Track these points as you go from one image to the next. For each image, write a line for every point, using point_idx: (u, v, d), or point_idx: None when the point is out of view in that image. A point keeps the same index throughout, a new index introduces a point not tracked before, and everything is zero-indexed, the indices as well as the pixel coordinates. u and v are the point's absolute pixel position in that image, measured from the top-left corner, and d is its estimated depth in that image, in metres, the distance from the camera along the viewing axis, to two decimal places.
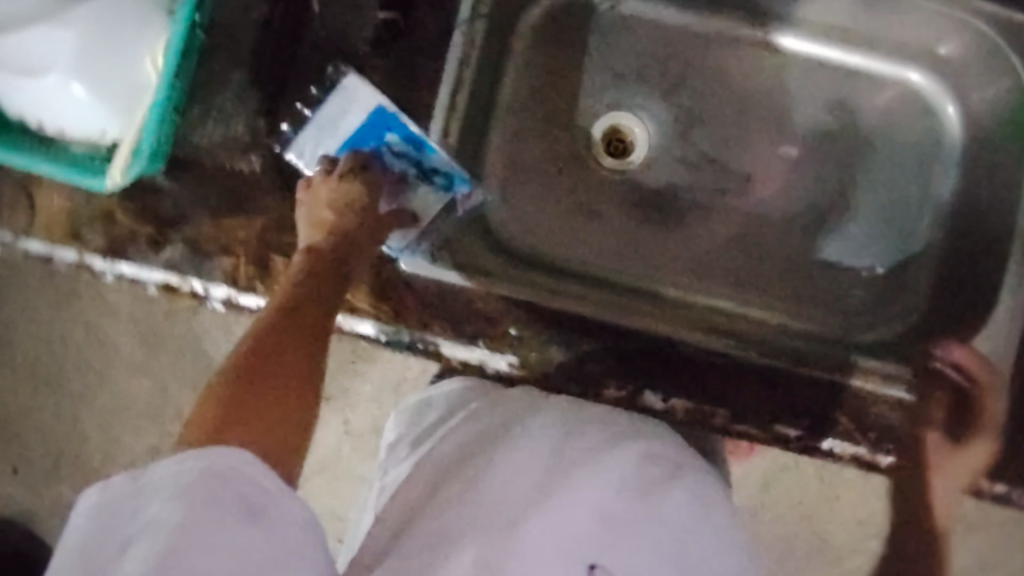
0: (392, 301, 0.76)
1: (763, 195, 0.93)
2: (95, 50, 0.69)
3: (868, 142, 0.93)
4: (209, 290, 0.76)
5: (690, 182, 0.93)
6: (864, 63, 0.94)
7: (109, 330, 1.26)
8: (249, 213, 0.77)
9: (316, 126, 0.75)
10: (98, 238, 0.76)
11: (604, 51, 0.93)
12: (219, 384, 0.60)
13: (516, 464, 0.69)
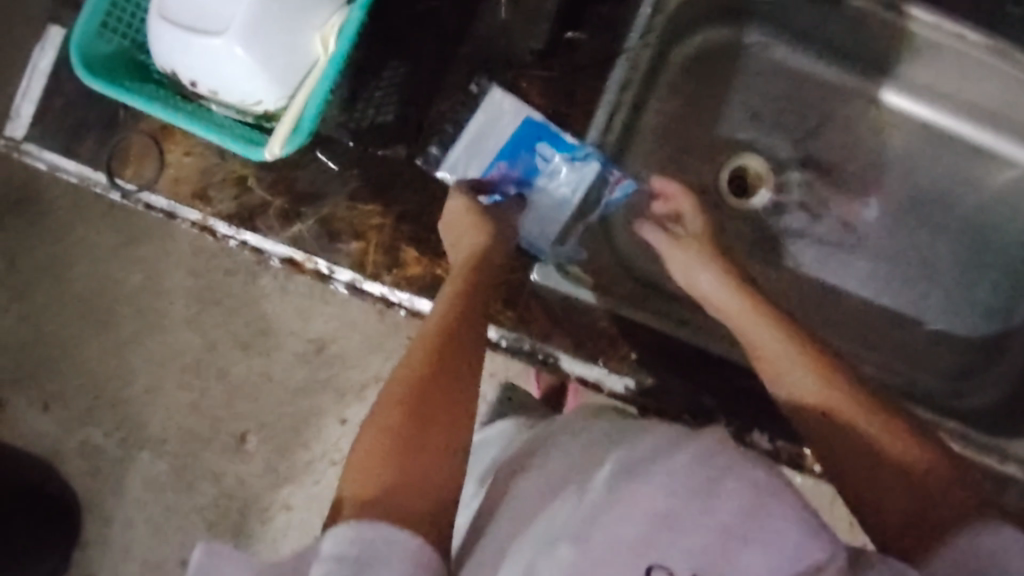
0: (517, 308, 0.73)
1: (875, 260, 0.85)
2: (271, 18, 0.68)
3: (988, 222, 0.84)
4: (334, 272, 0.76)
5: (807, 232, 0.85)
6: (990, 138, 0.84)
7: (167, 280, 1.26)
8: (386, 200, 0.76)
9: (467, 143, 0.74)
10: (227, 202, 0.77)
11: (747, 86, 0.85)
12: (383, 438, 0.53)
13: (546, 503, 0.51)
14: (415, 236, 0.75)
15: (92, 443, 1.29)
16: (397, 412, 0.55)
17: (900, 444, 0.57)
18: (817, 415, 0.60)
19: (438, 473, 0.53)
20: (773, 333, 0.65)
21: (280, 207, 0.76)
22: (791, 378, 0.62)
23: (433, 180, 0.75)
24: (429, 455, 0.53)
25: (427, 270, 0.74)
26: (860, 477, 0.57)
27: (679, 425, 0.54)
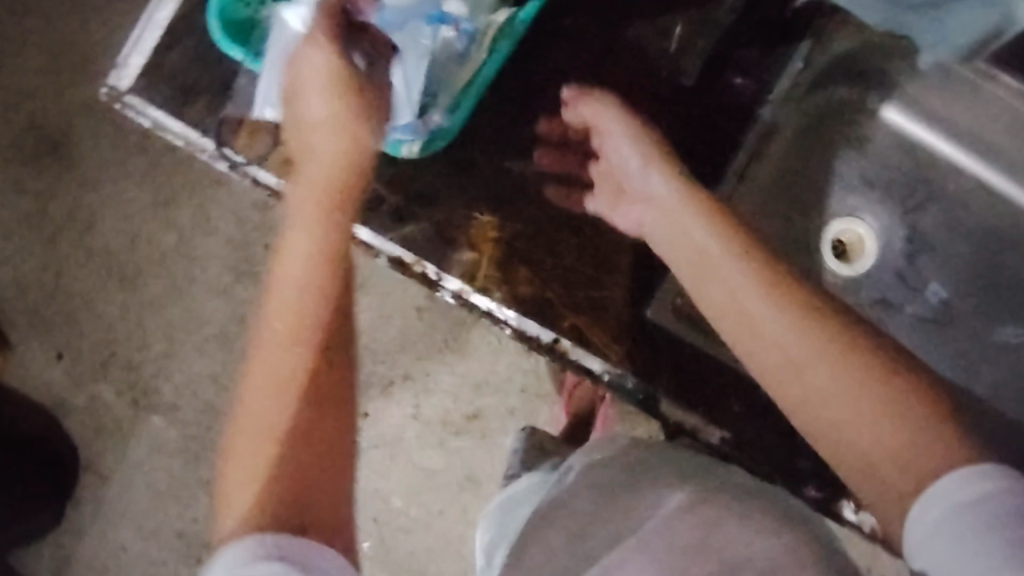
0: (624, 344, 0.73)
1: (967, 338, 0.85)
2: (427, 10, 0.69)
3: None
4: (443, 279, 0.73)
5: (901, 302, 0.87)
6: None
7: (202, 247, 1.20)
8: (504, 214, 0.74)
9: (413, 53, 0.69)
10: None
11: (859, 151, 0.86)
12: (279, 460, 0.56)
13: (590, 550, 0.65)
14: (529, 255, 0.74)
15: (97, 401, 1.22)
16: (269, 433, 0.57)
17: (915, 444, 0.53)
18: (822, 360, 0.57)
19: (328, 493, 0.57)
20: (745, 275, 0.61)
21: (395, 204, 0.74)
22: (795, 346, 0.58)
23: (555, 199, 0.74)
24: (321, 492, 0.56)
25: (540, 293, 0.73)
26: (846, 439, 0.55)
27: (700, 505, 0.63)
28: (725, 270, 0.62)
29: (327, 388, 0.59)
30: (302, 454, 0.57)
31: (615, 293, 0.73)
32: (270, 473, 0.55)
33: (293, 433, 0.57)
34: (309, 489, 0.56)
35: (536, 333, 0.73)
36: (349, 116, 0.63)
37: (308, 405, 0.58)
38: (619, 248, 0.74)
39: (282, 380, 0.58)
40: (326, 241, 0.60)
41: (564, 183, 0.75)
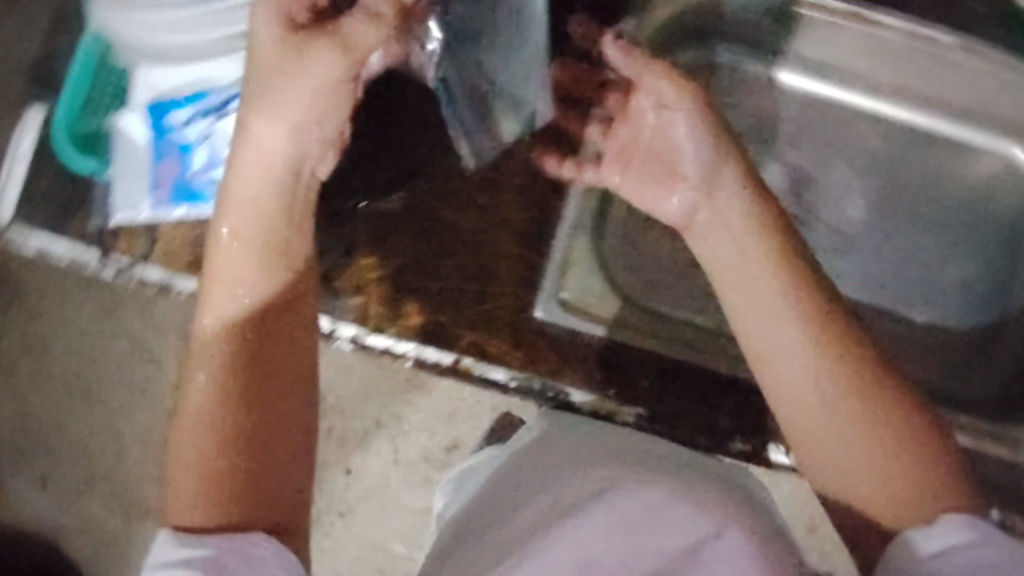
0: (524, 348, 0.74)
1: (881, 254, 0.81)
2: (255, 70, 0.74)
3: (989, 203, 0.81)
4: (336, 329, 0.75)
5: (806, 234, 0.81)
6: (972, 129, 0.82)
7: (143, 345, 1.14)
8: (383, 251, 0.75)
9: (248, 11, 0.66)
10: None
11: (728, 95, 0.83)
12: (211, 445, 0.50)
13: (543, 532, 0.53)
14: (414, 286, 0.75)
15: None
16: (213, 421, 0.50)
17: (898, 472, 0.49)
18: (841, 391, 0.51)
19: (271, 494, 0.50)
20: (808, 325, 0.52)
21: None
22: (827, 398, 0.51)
23: (425, 228, 0.75)
24: (269, 469, 0.51)
25: (431, 320, 0.75)
26: (858, 473, 0.51)
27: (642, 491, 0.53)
28: (727, 249, 0.57)
29: (279, 361, 0.54)
30: (230, 420, 0.50)
31: (505, 303, 0.74)
32: (188, 467, 0.50)
33: (237, 395, 0.51)
34: (256, 509, 0.49)
35: (436, 358, 0.75)
36: (273, 180, 0.56)
37: (261, 359, 0.53)
38: (499, 258, 0.75)
39: (241, 350, 0.53)
40: (274, 293, 0.55)
41: (431, 208, 0.75)
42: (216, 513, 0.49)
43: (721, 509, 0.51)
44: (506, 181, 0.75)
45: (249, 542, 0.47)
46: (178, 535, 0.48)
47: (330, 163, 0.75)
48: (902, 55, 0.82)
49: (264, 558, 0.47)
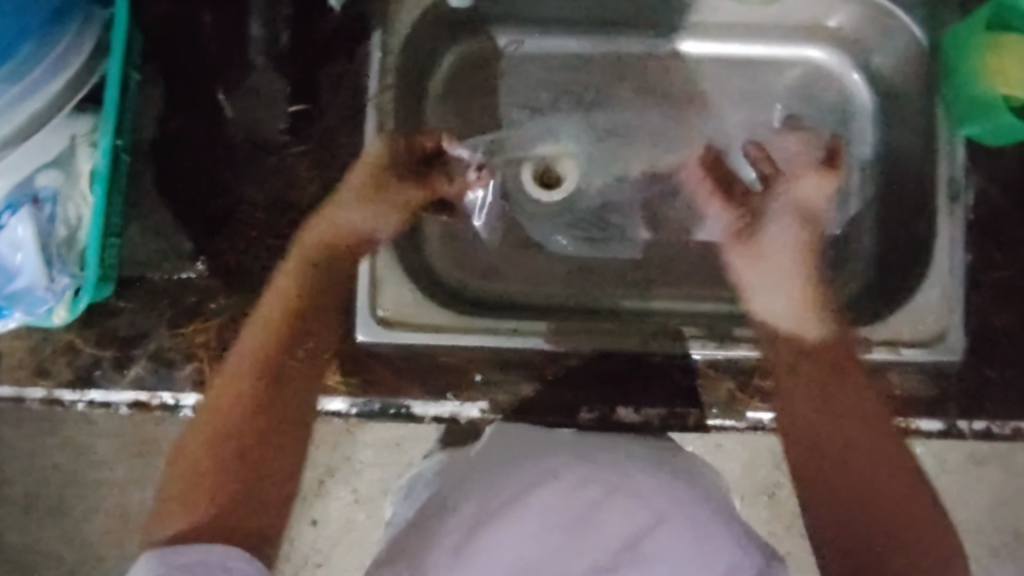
0: (359, 372, 0.73)
1: (700, 192, 0.82)
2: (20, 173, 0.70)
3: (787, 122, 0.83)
4: (179, 400, 0.75)
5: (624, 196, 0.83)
6: (765, 53, 0.84)
7: None
8: (205, 315, 0.76)
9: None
10: (65, 370, 0.76)
11: (512, 86, 0.84)
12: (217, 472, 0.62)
13: (492, 527, 0.55)
14: None
15: None
16: (207, 433, 0.64)
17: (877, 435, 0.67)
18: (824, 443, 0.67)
19: (238, 515, 0.61)
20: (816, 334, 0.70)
21: (120, 356, 0.76)
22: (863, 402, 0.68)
23: (239, 282, 0.76)
24: (249, 515, 0.62)
25: None
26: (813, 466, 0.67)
27: (576, 450, 0.61)
28: (775, 281, 0.74)
29: (270, 425, 0.65)
30: (216, 442, 0.64)
31: None
32: (183, 468, 0.63)
33: (238, 425, 0.64)
34: (228, 515, 0.61)
35: None
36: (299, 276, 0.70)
37: (269, 388, 0.66)
38: None
39: (243, 386, 0.65)
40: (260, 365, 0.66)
41: (238, 261, 0.76)
42: (196, 520, 0.60)
43: (665, 502, 0.56)
44: (303, 214, 0.76)
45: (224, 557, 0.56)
46: (167, 551, 0.55)
47: (134, 243, 0.77)
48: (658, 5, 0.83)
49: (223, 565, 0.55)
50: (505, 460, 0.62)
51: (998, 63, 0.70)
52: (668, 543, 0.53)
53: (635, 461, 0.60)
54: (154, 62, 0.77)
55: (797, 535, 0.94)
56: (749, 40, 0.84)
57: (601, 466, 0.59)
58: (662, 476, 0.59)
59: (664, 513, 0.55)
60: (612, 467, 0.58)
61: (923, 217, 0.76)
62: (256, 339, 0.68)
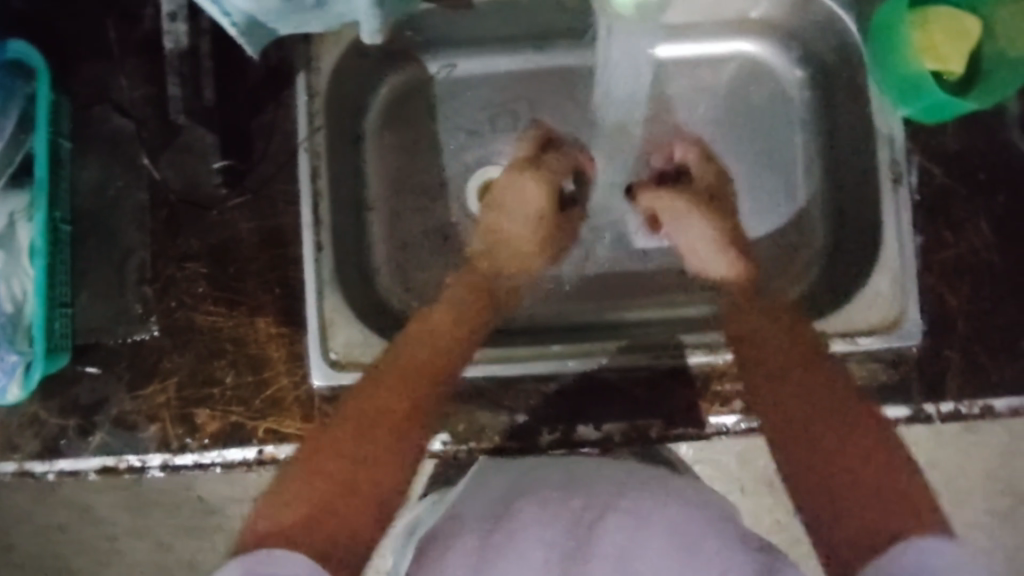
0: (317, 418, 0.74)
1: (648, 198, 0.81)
2: None
3: (728, 119, 0.82)
4: (146, 461, 0.75)
5: (570, 211, 0.81)
6: (699, 50, 0.83)
7: None
8: (162, 375, 0.76)
9: None
10: (33, 442, 0.75)
11: (448, 113, 0.84)
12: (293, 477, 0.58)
13: (502, 536, 0.57)
14: (201, 395, 0.75)
15: None
16: (346, 433, 0.61)
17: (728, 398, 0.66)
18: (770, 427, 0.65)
19: (357, 521, 0.56)
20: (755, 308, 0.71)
21: (83, 422, 0.75)
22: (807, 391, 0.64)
23: (191, 338, 0.76)
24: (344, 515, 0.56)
25: (225, 422, 0.75)
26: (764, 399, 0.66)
27: (597, 467, 0.64)
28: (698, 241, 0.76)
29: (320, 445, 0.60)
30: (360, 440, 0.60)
31: (284, 382, 0.75)
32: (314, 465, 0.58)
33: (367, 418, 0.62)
34: (346, 511, 0.56)
35: (242, 457, 0.75)
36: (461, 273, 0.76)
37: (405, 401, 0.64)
38: (265, 341, 0.75)
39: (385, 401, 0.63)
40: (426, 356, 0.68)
41: (187, 317, 0.76)
42: (317, 512, 0.55)
43: (647, 510, 0.57)
44: (247, 265, 0.76)
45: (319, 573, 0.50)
46: (263, 551, 0.51)
47: (85, 310, 0.77)
48: (584, 15, 0.82)
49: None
50: (496, 501, 0.63)
51: (924, 41, 0.70)
52: (655, 544, 0.55)
53: (639, 483, 0.61)
54: (84, 129, 0.79)
55: (802, 519, 0.93)
56: (682, 42, 0.83)
57: (585, 489, 0.60)
58: (643, 488, 0.60)
59: (648, 520, 0.56)
60: (592, 489, 0.60)
61: (869, 204, 0.73)
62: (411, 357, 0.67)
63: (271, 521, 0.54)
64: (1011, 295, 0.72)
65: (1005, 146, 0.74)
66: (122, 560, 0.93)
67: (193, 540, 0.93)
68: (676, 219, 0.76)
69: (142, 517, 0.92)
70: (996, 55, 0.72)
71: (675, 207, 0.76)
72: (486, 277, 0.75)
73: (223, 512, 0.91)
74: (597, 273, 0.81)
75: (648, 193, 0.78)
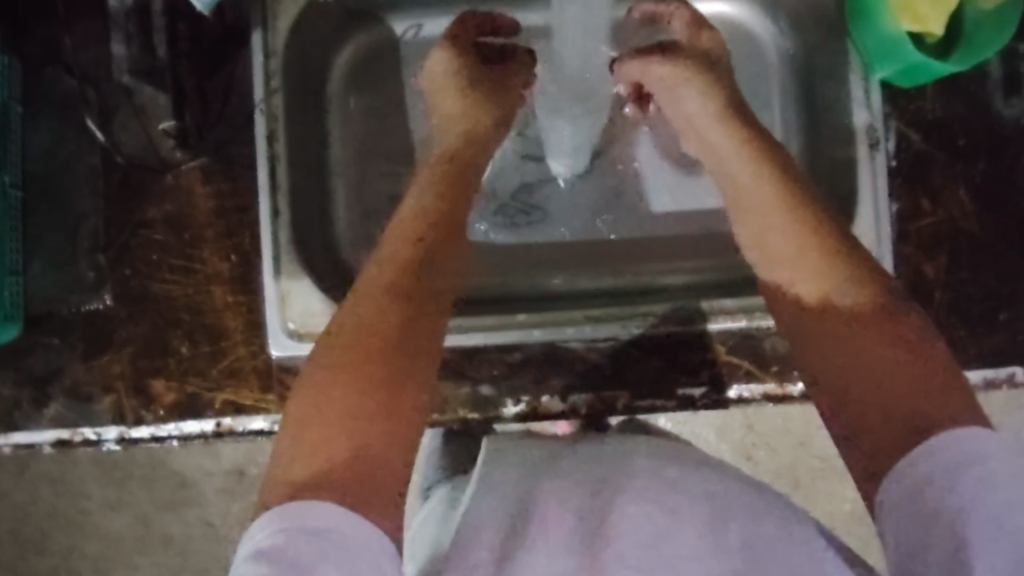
0: (275, 389, 0.73)
1: (622, 163, 0.79)
2: None
3: None
4: (101, 434, 0.73)
5: (541, 175, 0.79)
6: None
7: None
8: (116, 345, 0.73)
9: None
10: None
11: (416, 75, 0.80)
12: (312, 433, 0.51)
13: (520, 511, 0.53)
14: (156, 366, 0.73)
15: None
16: (340, 363, 0.53)
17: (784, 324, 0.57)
18: (784, 326, 0.58)
19: (384, 455, 0.51)
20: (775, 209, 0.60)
21: (36, 394, 0.73)
22: (835, 283, 0.56)
23: (147, 306, 0.74)
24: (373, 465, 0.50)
25: (182, 393, 0.73)
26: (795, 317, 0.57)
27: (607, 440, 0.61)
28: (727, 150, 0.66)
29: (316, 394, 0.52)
30: (361, 368, 0.53)
31: (241, 352, 0.73)
32: (314, 407, 0.52)
33: (354, 355, 0.54)
34: (367, 450, 0.51)
35: (199, 429, 0.73)
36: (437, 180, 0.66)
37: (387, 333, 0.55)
38: (222, 310, 0.73)
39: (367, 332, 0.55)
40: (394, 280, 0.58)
41: (143, 285, 0.74)
42: (341, 458, 0.50)
43: (683, 503, 0.51)
44: (203, 231, 0.74)
45: (352, 527, 0.46)
46: (298, 505, 0.47)
47: (38, 280, 0.75)
48: None
49: (354, 535, 0.46)
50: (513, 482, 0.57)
51: (903, 2, 0.67)
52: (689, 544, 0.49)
53: (647, 457, 0.57)
54: (34, 92, 0.76)
55: (782, 493, 0.89)
56: None
57: (604, 473, 0.55)
58: (674, 471, 0.55)
59: (685, 512, 0.51)
60: (609, 472, 0.55)
61: (846, 169, 0.71)
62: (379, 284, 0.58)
63: (289, 476, 0.49)
64: (992, 265, 0.70)
65: (987, 112, 0.71)
66: (100, 535, 0.88)
67: (171, 513, 0.87)
68: (678, 94, 0.69)
69: (119, 490, 0.86)
70: (980, 16, 0.68)
71: (685, 84, 0.68)
72: (470, 166, 0.68)
73: (201, 486, 0.87)
74: (567, 243, 0.78)
75: (657, 66, 0.69)
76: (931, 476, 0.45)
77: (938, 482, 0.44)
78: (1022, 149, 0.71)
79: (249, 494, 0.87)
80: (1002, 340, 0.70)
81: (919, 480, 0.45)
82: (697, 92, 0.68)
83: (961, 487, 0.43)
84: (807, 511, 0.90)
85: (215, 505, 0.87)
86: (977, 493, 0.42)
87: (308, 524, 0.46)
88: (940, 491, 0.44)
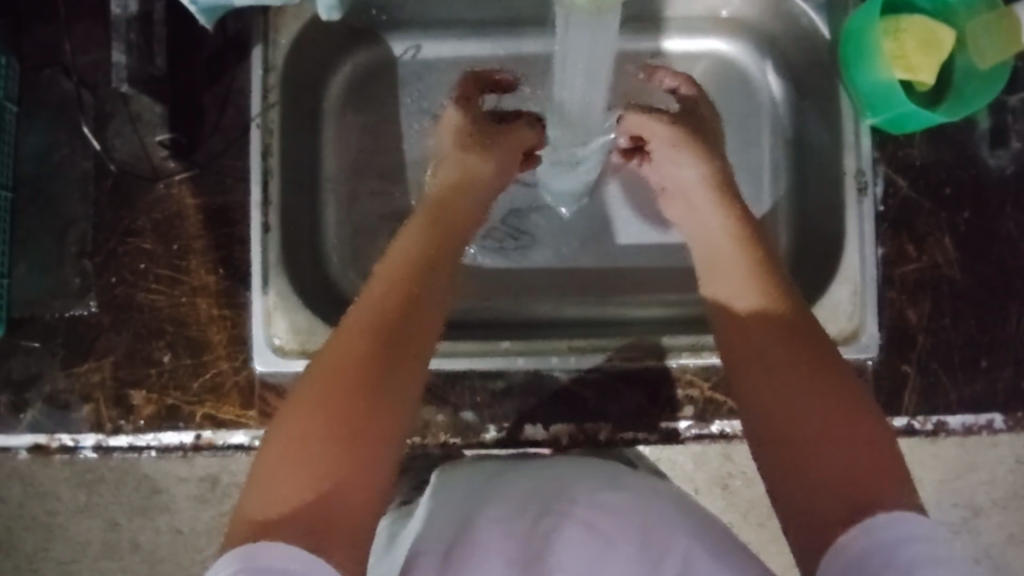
0: (258, 405, 0.72)
1: (614, 194, 0.79)
2: None
3: None
4: (78, 441, 0.72)
5: (532, 202, 0.79)
6: (672, 48, 0.80)
7: None
8: (98, 353, 0.73)
9: None
10: None
11: (415, 96, 0.81)
12: (272, 459, 0.51)
13: (472, 532, 0.57)
14: (137, 376, 0.72)
15: None
16: (307, 394, 0.52)
17: (755, 373, 0.56)
18: (742, 376, 0.57)
19: (344, 486, 0.50)
20: (749, 269, 0.62)
21: (14, 398, 0.72)
22: (813, 347, 0.56)
23: (132, 317, 0.73)
24: (324, 499, 0.49)
25: (162, 405, 0.72)
26: (756, 370, 0.56)
27: (574, 468, 0.64)
28: (701, 204, 0.68)
29: (283, 423, 0.52)
30: (337, 407, 0.52)
31: (224, 365, 0.72)
32: (286, 438, 0.51)
33: (323, 387, 0.52)
34: (326, 478, 0.50)
35: (178, 441, 0.72)
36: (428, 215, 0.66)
37: (366, 369, 0.53)
38: (206, 323, 0.73)
39: (342, 362, 0.54)
40: (378, 312, 0.57)
41: (127, 294, 0.73)
42: (296, 487, 0.49)
43: (615, 529, 0.56)
44: (191, 242, 0.74)
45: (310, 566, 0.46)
46: (257, 544, 0.47)
47: (21, 283, 0.74)
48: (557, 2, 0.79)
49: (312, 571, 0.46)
50: (455, 510, 0.61)
51: (896, 50, 0.69)
52: (623, 568, 0.54)
53: (605, 495, 0.59)
54: (29, 94, 0.76)
55: (755, 524, 0.90)
56: (656, 36, 0.80)
57: (544, 499, 0.59)
58: (609, 496, 0.59)
59: (618, 539, 0.55)
60: (563, 499, 0.59)
61: (834, 212, 0.71)
62: (368, 314, 0.57)
63: (250, 509, 0.49)
64: (972, 314, 0.71)
65: (973, 161, 0.72)
66: (69, 538, 0.86)
67: (142, 519, 0.86)
68: (676, 154, 0.70)
69: (90, 493, 0.85)
70: (968, 68, 0.70)
71: (683, 143, 0.70)
72: (452, 206, 0.67)
73: (173, 492, 0.85)
74: (554, 271, 0.79)
75: (670, 119, 0.71)
76: (879, 544, 0.46)
77: (876, 554, 0.46)
78: (1005, 201, 0.72)
79: (222, 503, 0.85)
80: (979, 388, 0.70)
81: (857, 550, 0.46)
82: (695, 146, 0.70)
83: (897, 559, 0.45)
84: (777, 542, 0.91)
85: (186, 512, 0.86)
86: (911, 565, 0.44)
87: (270, 554, 0.46)
88: (879, 563, 0.45)
